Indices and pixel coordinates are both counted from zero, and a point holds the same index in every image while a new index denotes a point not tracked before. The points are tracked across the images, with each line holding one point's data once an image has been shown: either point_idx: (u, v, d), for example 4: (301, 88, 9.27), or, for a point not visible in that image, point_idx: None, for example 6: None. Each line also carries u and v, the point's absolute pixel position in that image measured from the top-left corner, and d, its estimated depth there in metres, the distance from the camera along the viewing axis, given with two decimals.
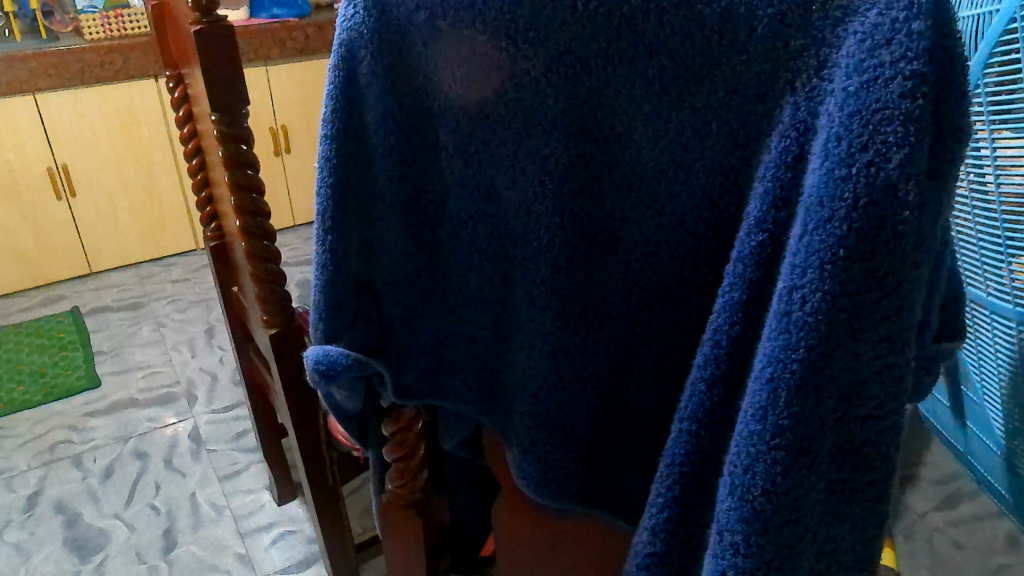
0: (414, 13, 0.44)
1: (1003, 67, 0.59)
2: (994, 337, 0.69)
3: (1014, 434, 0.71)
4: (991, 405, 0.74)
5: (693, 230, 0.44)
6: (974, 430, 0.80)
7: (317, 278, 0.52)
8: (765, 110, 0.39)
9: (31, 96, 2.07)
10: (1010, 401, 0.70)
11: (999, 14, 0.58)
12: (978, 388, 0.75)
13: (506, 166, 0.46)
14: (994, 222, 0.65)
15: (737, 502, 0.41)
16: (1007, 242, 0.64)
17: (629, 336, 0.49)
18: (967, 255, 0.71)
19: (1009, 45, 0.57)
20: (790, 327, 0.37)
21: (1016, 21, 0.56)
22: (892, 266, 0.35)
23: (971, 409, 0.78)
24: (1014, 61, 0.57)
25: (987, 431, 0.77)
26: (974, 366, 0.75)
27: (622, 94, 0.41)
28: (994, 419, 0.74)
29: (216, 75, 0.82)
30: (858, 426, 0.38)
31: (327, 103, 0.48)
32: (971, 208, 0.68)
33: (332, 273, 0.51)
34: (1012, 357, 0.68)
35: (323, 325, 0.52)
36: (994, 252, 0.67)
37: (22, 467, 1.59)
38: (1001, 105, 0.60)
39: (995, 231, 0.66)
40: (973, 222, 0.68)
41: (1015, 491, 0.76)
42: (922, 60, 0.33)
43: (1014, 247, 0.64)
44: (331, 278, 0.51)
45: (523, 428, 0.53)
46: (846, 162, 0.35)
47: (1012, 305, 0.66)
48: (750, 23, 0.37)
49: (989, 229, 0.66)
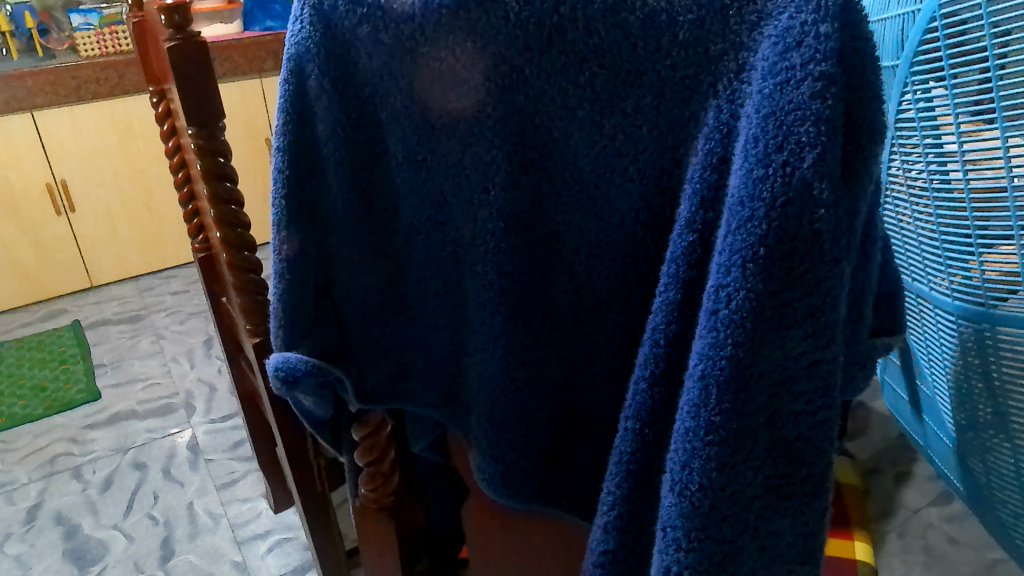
0: (357, 27, 0.45)
1: (928, 70, 0.57)
2: (941, 333, 0.67)
3: (963, 429, 0.68)
4: (942, 398, 0.72)
5: (632, 232, 0.45)
6: (931, 423, 0.77)
7: (275, 287, 0.53)
8: (691, 114, 0.40)
9: (29, 114, 2.09)
10: (958, 396, 0.68)
11: (921, 13, 0.56)
12: (930, 380, 0.73)
13: (452, 174, 0.47)
14: (929, 223, 0.64)
15: (677, 498, 0.42)
16: (944, 240, 0.62)
17: (578, 336, 0.50)
18: (910, 253, 0.69)
19: (931, 45, 0.56)
20: (717, 325, 0.38)
21: (936, 21, 0.55)
22: (811, 264, 0.36)
23: (926, 401, 0.76)
24: (936, 63, 0.56)
25: (940, 424, 0.74)
26: (926, 359, 0.73)
27: (557, 102, 0.42)
28: (945, 411, 0.72)
29: (191, 90, 0.83)
30: (791, 421, 0.39)
31: (278, 117, 0.49)
32: (908, 205, 0.66)
33: (289, 281, 0.52)
34: (954, 349, 0.66)
35: (283, 333, 0.53)
36: (932, 253, 0.65)
37: (22, 480, 1.61)
38: (926, 109, 0.59)
39: (931, 231, 0.64)
40: (911, 218, 0.67)
41: (968, 486, 0.72)
42: (830, 61, 0.34)
43: (951, 251, 0.62)
44: (291, 285, 0.52)
45: (482, 430, 0.54)
46: (763, 163, 0.36)
47: (951, 301, 0.64)
48: (672, 29, 0.38)
49: (927, 227, 0.64)
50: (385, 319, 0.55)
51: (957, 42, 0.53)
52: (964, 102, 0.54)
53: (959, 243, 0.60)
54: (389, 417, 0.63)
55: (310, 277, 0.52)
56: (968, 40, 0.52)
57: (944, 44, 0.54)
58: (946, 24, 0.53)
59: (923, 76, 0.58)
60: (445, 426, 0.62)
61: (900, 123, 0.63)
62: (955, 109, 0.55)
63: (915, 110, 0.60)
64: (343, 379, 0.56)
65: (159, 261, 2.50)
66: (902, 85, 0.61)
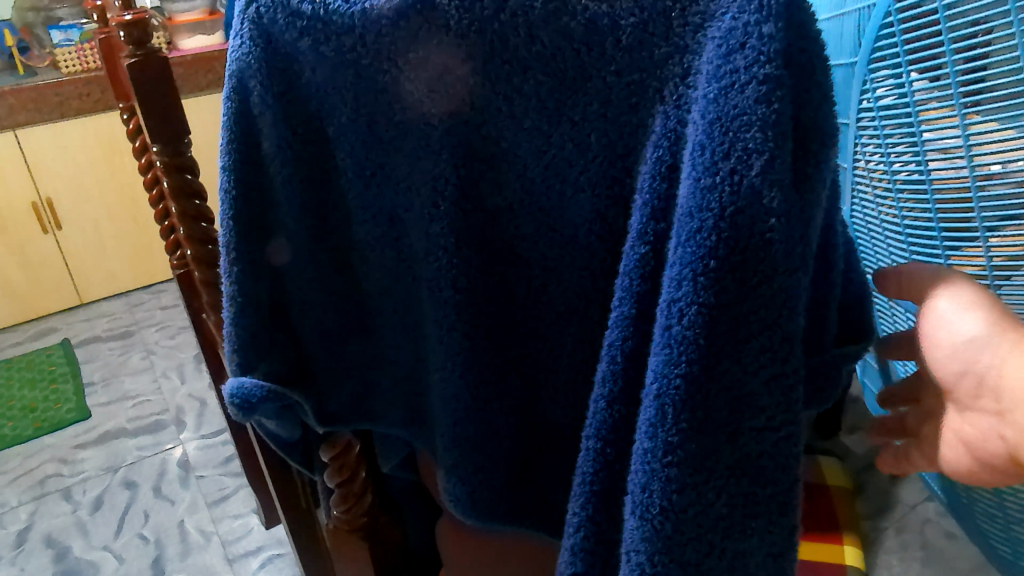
0: (298, 40, 0.43)
1: (886, 66, 0.56)
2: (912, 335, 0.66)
3: None
4: None
5: (587, 244, 0.43)
6: None
7: (228, 310, 0.51)
8: (639, 120, 0.38)
9: (12, 133, 2.07)
10: None
11: (876, 9, 0.55)
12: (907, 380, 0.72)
13: (402, 189, 0.45)
14: (895, 224, 0.62)
15: (639, 521, 0.40)
16: (910, 239, 0.61)
17: (538, 350, 0.49)
18: (877, 254, 0.67)
19: (889, 41, 0.54)
20: (671, 341, 0.37)
21: (891, 16, 0.53)
22: (764, 275, 0.35)
23: None
24: (894, 58, 0.54)
25: None
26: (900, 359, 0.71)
27: (503, 112, 0.41)
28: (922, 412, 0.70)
29: (154, 107, 0.82)
30: (753, 438, 0.38)
31: (222, 137, 0.47)
32: (872, 205, 0.65)
33: (240, 303, 0.50)
34: None
35: (238, 356, 0.51)
36: (899, 254, 0.63)
37: (12, 503, 1.59)
38: (886, 105, 0.57)
39: (896, 232, 0.63)
40: (876, 218, 0.65)
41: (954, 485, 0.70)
42: (775, 63, 0.32)
43: (918, 252, 0.60)
44: (243, 307, 0.50)
45: (445, 450, 0.53)
46: (710, 172, 0.34)
47: None
48: (615, 33, 0.36)
49: (892, 226, 0.63)
50: (342, 339, 0.54)
51: (914, 36, 0.51)
52: (928, 98, 0.53)
53: (924, 242, 0.59)
54: (355, 443, 0.62)
55: (262, 298, 0.50)
56: (925, 34, 0.50)
57: (901, 39, 0.52)
58: (900, 20, 0.52)
59: (881, 74, 0.57)
60: (413, 445, 0.61)
61: (861, 121, 0.61)
62: (917, 105, 0.54)
63: (875, 108, 0.59)
64: (297, 404, 0.54)
65: (148, 276, 2.49)
66: (861, 83, 0.60)
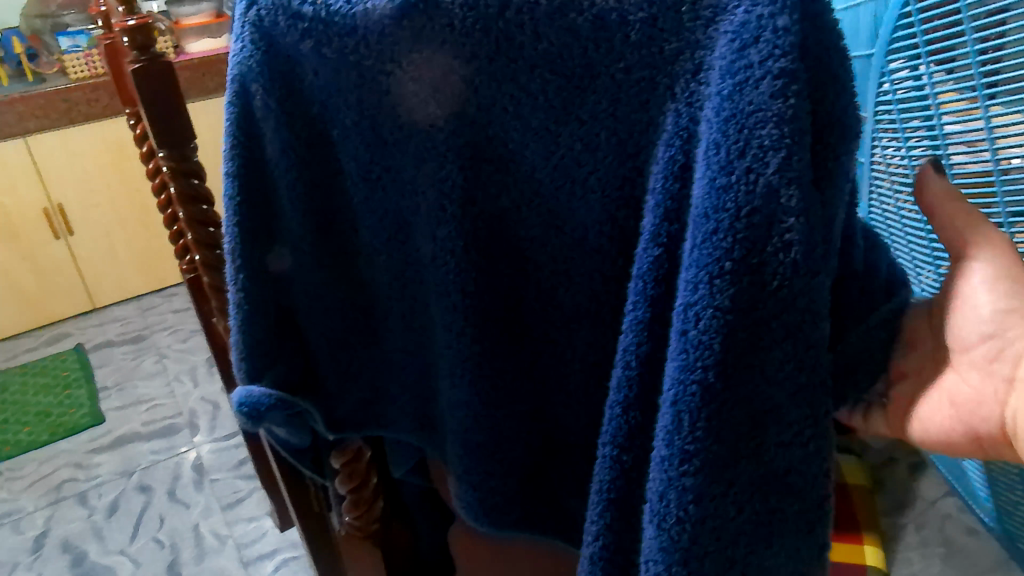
0: (300, 43, 0.42)
1: (903, 57, 0.54)
2: None
3: None
4: None
5: (598, 246, 0.42)
6: None
7: (234, 318, 0.50)
8: (650, 119, 0.37)
9: (21, 140, 2.08)
10: None
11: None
12: None
13: (408, 192, 0.45)
14: (915, 220, 0.61)
15: (657, 530, 0.39)
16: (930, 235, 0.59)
17: (550, 354, 0.48)
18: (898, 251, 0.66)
19: (907, 31, 0.53)
20: (687, 346, 0.35)
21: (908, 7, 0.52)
22: (785, 278, 0.33)
23: None
24: (912, 48, 0.53)
25: None
26: None
27: (510, 112, 0.40)
28: None
29: (159, 112, 0.81)
30: (779, 453, 0.37)
31: (225, 142, 0.46)
32: (892, 200, 0.64)
33: (247, 310, 0.49)
34: None
35: (245, 365, 0.50)
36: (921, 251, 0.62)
37: (28, 509, 1.60)
38: (905, 97, 0.56)
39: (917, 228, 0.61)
40: (896, 214, 0.64)
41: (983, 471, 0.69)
42: (790, 56, 0.31)
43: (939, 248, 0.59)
44: (250, 314, 0.49)
45: (457, 456, 0.52)
46: (725, 171, 0.33)
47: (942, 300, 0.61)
48: (623, 29, 0.35)
49: (913, 222, 0.61)
50: (350, 345, 0.53)
51: (933, 26, 0.50)
52: (949, 89, 0.51)
53: None
54: (366, 448, 0.61)
55: (268, 305, 0.50)
56: (944, 23, 0.49)
57: (919, 29, 0.51)
58: (917, 10, 0.51)
59: (900, 65, 0.55)
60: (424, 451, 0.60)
61: (881, 113, 0.60)
62: (938, 96, 0.52)
63: (894, 99, 0.57)
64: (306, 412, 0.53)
65: (159, 280, 2.49)
66: (879, 76, 0.59)
